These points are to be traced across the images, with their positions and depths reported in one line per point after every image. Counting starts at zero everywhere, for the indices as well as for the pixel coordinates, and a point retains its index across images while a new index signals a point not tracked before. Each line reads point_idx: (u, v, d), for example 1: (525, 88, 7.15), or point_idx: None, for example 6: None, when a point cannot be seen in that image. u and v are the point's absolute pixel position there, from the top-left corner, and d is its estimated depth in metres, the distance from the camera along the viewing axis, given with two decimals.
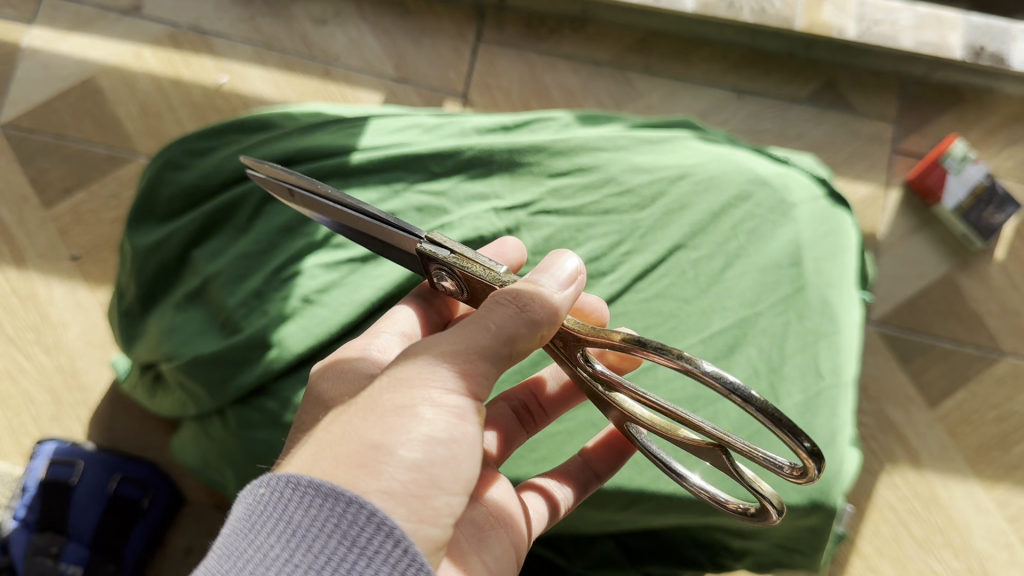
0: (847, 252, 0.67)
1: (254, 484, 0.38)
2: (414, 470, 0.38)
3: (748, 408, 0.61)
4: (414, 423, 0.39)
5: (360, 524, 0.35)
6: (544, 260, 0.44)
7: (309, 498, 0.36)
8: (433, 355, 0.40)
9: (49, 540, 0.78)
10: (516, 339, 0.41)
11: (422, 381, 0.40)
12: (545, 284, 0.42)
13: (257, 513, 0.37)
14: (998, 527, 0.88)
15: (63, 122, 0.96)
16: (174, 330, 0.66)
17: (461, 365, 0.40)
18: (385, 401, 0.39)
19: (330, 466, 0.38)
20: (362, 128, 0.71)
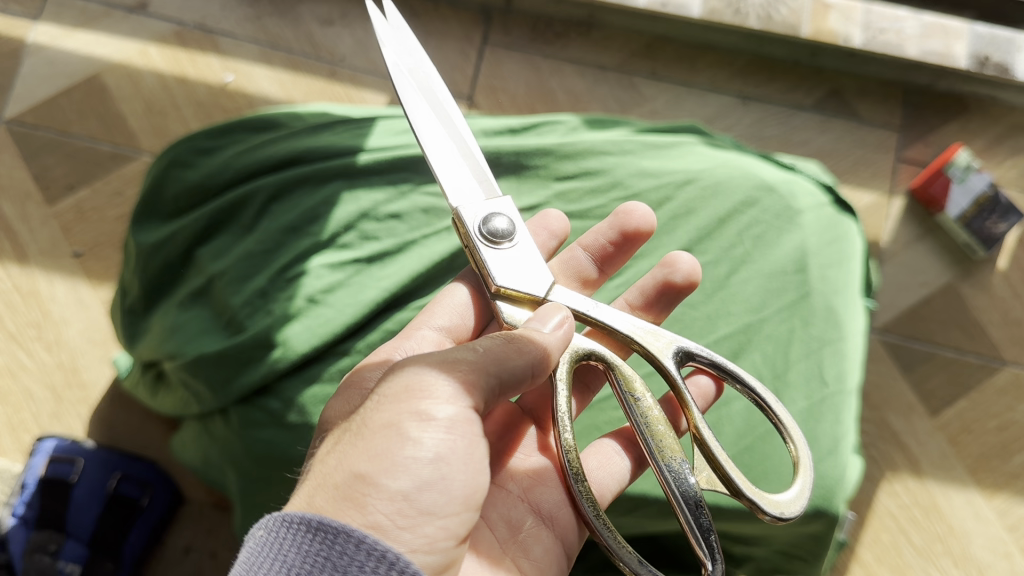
0: (852, 259, 0.67)
1: (252, 530, 0.40)
2: (404, 494, 0.39)
3: (752, 413, 0.61)
4: (400, 448, 0.40)
5: (350, 551, 0.36)
6: (542, 309, 0.47)
7: (301, 535, 0.37)
8: (415, 377, 0.42)
9: (46, 538, 0.78)
10: (507, 359, 0.43)
11: (408, 404, 0.41)
12: (545, 327, 0.45)
13: (254, 558, 0.39)
14: (998, 536, 0.88)
15: (67, 118, 0.95)
16: (178, 329, 0.66)
17: (451, 385, 0.41)
18: (372, 429, 0.41)
19: (321, 501, 0.39)
20: (369, 129, 0.71)
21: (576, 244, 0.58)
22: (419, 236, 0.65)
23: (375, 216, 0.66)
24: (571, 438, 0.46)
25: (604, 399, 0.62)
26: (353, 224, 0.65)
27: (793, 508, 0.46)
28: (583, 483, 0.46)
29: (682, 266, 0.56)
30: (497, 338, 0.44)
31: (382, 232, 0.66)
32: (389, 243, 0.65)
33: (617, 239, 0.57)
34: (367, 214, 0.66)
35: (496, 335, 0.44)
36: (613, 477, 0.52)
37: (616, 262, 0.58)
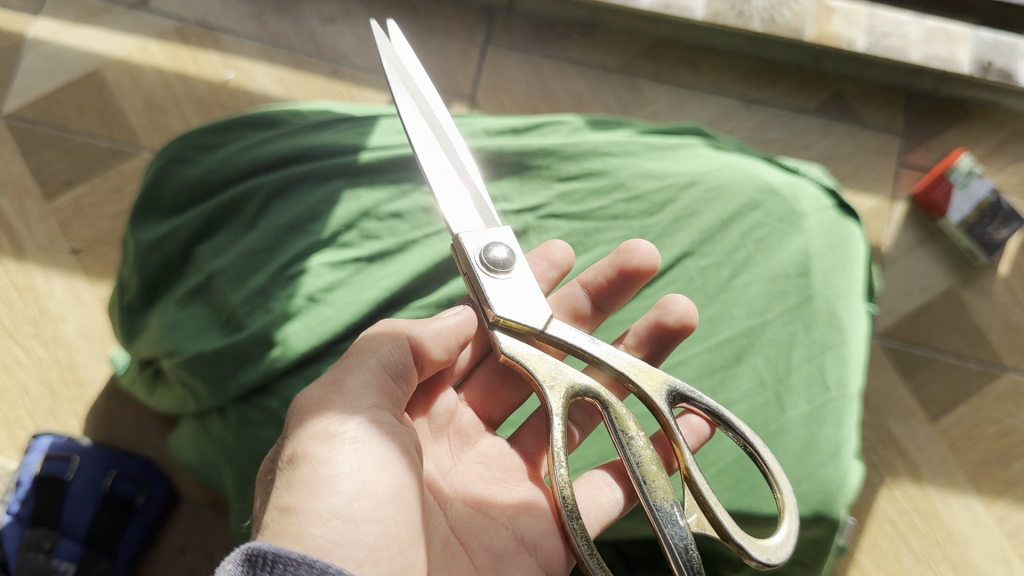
0: (856, 263, 0.67)
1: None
2: (336, 510, 0.41)
3: (753, 417, 0.61)
4: (320, 473, 0.42)
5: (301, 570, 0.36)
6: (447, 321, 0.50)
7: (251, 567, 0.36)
8: (313, 407, 0.45)
9: (42, 536, 0.77)
10: (385, 360, 0.47)
11: (314, 431, 0.44)
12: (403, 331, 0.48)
13: None
14: (998, 543, 0.88)
15: (67, 114, 0.95)
16: (176, 326, 0.65)
17: (343, 402, 0.45)
18: (290, 469, 0.43)
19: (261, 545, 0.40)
20: (371, 127, 0.70)
21: (576, 281, 0.58)
22: (420, 235, 0.65)
23: (376, 215, 0.65)
24: (566, 473, 0.46)
25: None
26: (353, 222, 0.65)
27: (781, 553, 0.45)
28: (576, 520, 0.45)
29: (676, 308, 0.56)
30: (369, 348, 0.47)
31: (382, 231, 0.65)
32: (389, 242, 0.64)
33: (614, 276, 0.57)
34: (368, 213, 0.65)
35: (364, 346, 0.47)
36: (603, 509, 0.51)
37: (613, 302, 0.58)
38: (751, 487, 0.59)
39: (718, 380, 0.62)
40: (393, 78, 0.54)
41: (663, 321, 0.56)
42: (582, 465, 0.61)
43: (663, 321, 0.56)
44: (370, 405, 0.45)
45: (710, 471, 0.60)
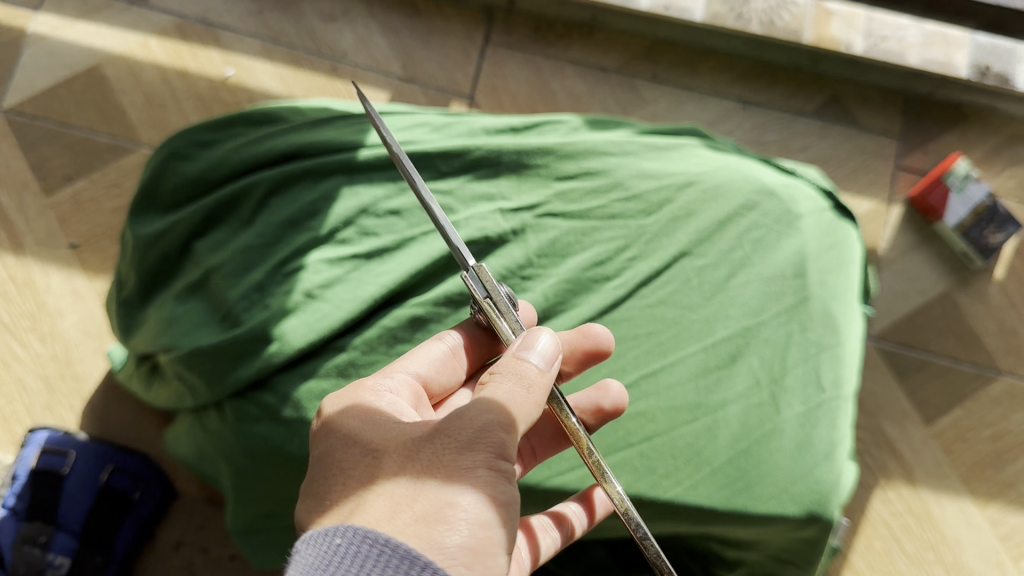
0: (850, 264, 0.68)
1: (328, 532, 0.39)
2: (482, 532, 0.41)
3: (748, 416, 0.61)
4: (478, 485, 0.42)
5: None
6: (525, 335, 0.47)
7: (386, 557, 0.37)
8: (479, 419, 0.43)
9: (38, 530, 0.77)
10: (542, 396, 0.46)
11: (480, 441, 0.43)
12: (534, 353, 0.46)
13: (332, 563, 0.37)
14: (991, 545, 0.88)
15: (67, 109, 0.95)
16: (174, 321, 0.66)
17: (509, 426, 0.43)
18: (450, 460, 0.42)
19: (406, 518, 0.40)
20: (371, 124, 0.71)
21: None
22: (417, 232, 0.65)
23: (374, 212, 0.66)
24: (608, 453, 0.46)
25: None
26: (352, 219, 0.65)
27: None
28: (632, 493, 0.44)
29: (612, 392, 0.57)
30: (529, 377, 0.45)
31: (381, 228, 0.65)
32: (388, 239, 0.65)
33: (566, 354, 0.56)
34: (366, 210, 0.65)
35: (525, 372, 0.45)
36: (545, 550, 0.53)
37: (562, 373, 0.58)
38: (745, 486, 0.59)
39: (713, 379, 0.62)
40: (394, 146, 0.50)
41: (602, 407, 0.56)
42: (577, 462, 0.60)
43: (602, 406, 0.56)
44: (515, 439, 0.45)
45: (705, 469, 0.60)
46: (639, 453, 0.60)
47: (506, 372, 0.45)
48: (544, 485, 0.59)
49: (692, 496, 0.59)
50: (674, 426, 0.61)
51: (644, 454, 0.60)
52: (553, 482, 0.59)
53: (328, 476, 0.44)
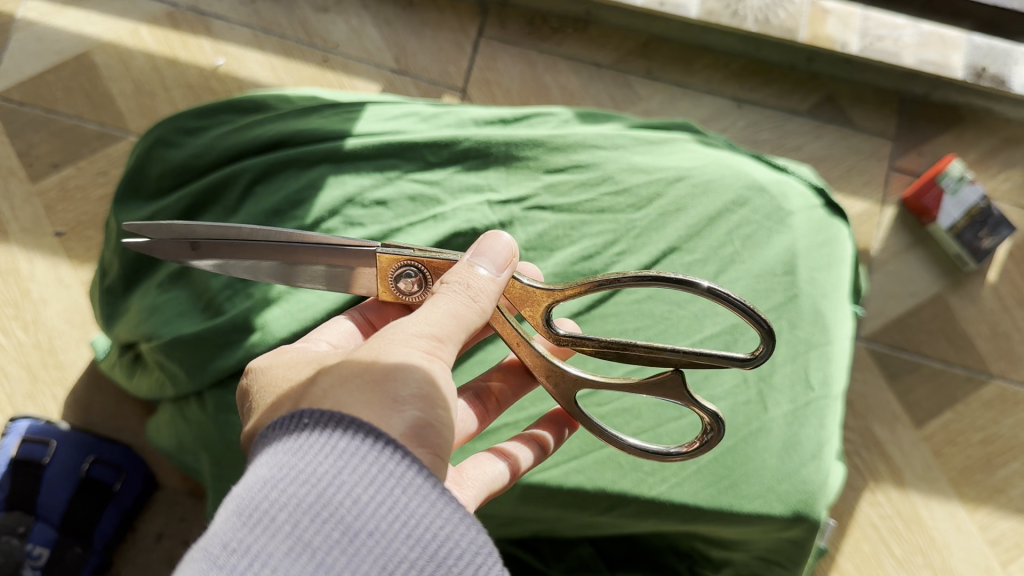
0: (842, 262, 0.67)
1: (296, 415, 0.39)
2: (417, 410, 0.41)
3: (734, 415, 0.61)
4: (419, 361, 0.42)
5: (398, 459, 0.37)
6: (478, 243, 0.48)
7: (353, 432, 0.38)
8: (418, 325, 0.44)
9: (16, 520, 0.77)
10: (487, 299, 0.46)
11: (419, 333, 0.43)
12: (485, 261, 0.47)
13: (303, 440, 0.38)
14: (980, 550, 0.88)
15: (55, 96, 0.94)
16: (156, 309, 0.65)
17: (448, 328, 0.44)
18: (391, 345, 0.43)
19: (348, 390, 0.40)
20: (358, 113, 0.70)
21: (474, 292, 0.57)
22: (405, 223, 0.64)
23: (361, 202, 0.64)
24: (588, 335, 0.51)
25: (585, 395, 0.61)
26: (338, 208, 0.64)
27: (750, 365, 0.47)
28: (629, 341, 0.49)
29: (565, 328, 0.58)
30: (477, 286, 0.46)
31: (366, 218, 0.64)
32: (373, 229, 0.63)
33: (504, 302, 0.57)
34: (352, 200, 0.64)
35: (474, 279, 0.46)
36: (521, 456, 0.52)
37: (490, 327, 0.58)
38: (731, 485, 0.59)
39: (701, 376, 0.62)
40: (196, 239, 0.51)
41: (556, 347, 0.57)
42: (563, 458, 0.60)
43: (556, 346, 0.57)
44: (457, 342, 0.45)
45: (691, 468, 0.60)
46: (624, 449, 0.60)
47: (453, 279, 0.46)
48: (527, 481, 0.59)
49: (677, 493, 0.59)
50: (661, 424, 0.60)
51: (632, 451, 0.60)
52: (536, 478, 0.59)
53: (272, 389, 0.45)
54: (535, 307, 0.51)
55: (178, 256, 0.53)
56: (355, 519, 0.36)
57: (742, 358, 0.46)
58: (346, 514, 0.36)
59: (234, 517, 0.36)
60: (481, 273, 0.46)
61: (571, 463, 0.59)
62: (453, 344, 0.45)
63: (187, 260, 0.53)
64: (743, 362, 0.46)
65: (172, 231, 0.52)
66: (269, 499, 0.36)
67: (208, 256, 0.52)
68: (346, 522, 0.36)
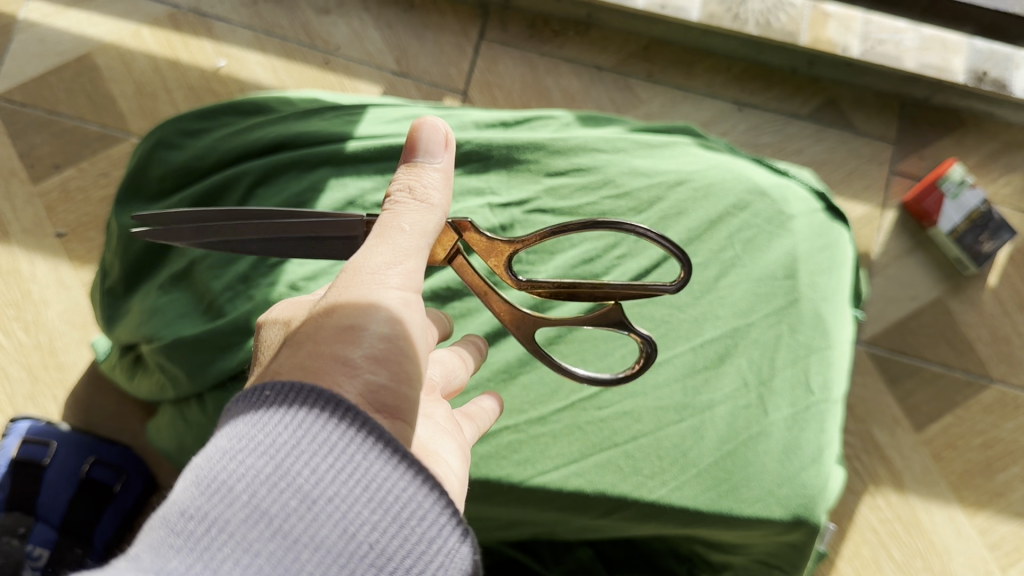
0: (843, 266, 0.67)
1: (254, 387, 0.34)
2: (384, 357, 0.37)
3: (735, 418, 0.61)
4: (385, 295, 0.39)
5: (360, 427, 0.33)
6: (412, 137, 0.44)
7: (312, 398, 0.33)
8: (376, 254, 0.40)
9: (16, 521, 0.77)
10: (440, 210, 0.43)
11: (381, 267, 0.40)
12: (426, 161, 0.43)
13: (259, 409, 0.33)
14: (979, 554, 0.88)
15: (56, 97, 0.94)
16: (156, 311, 0.65)
17: (407, 251, 0.41)
18: (354, 286, 0.39)
19: (312, 344, 0.37)
20: (360, 116, 0.70)
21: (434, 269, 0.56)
22: None
23: (362, 205, 0.64)
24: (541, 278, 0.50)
25: (585, 398, 0.61)
26: (339, 211, 0.64)
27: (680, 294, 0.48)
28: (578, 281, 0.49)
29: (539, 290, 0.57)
30: (428, 196, 0.43)
31: None
32: None
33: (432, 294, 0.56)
34: (354, 202, 0.64)
35: (421, 189, 0.43)
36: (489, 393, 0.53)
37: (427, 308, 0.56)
38: (731, 488, 0.59)
39: (701, 379, 0.62)
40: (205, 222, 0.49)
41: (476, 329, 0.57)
42: (561, 462, 0.59)
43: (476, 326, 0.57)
44: (418, 257, 0.41)
45: (690, 471, 0.60)
46: (624, 453, 0.60)
47: (401, 188, 0.43)
48: (526, 484, 0.58)
49: (677, 497, 0.59)
50: (660, 426, 0.60)
51: (631, 454, 0.60)
52: (536, 482, 0.58)
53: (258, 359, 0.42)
54: (499, 258, 0.51)
55: (186, 240, 0.50)
56: (313, 488, 0.32)
57: (672, 286, 0.47)
58: (303, 483, 0.32)
59: (186, 489, 0.32)
60: (425, 179, 0.43)
61: (570, 467, 0.59)
62: (418, 260, 0.41)
63: (195, 244, 0.50)
64: (673, 289, 0.47)
65: (181, 216, 0.50)
66: (221, 471, 0.32)
67: (213, 235, 0.49)
68: (303, 491, 0.31)
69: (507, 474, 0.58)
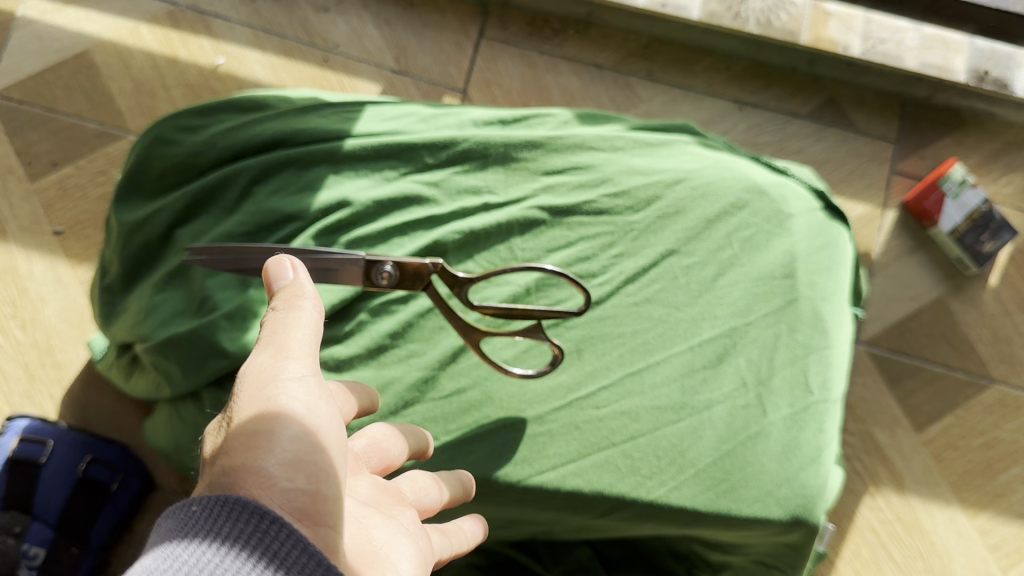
0: (842, 266, 0.67)
1: (187, 502, 0.36)
2: (295, 468, 0.39)
3: (733, 418, 0.61)
4: (287, 409, 0.41)
5: (283, 539, 0.34)
6: (270, 270, 0.47)
7: (236, 513, 0.35)
8: (269, 372, 0.42)
9: (13, 520, 0.77)
10: (318, 316, 0.45)
11: (276, 383, 0.42)
12: (290, 278, 0.46)
13: (189, 526, 0.35)
14: (980, 555, 0.88)
15: (54, 95, 0.94)
16: (154, 309, 0.65)
17: (299, 364, 0.43)
18: (254, 408, 0.41)
19: (223, 470, 0.38)
20: (358, 114, 0.70)
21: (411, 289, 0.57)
22: (401, 224, 0.63)
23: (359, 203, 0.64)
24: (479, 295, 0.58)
25: (582, 397, 0.60)
26: (335, 208, 0.63)
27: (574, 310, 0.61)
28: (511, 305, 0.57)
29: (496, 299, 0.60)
30: (304, 308, 0.45)
31: (364, 219, 0.64)
32: (370, 230, 0.63)
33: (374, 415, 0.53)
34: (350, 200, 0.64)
35: (296, 302, 0.45)
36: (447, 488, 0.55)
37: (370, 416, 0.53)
38: (729, 489, 0.59)
39: (698, 380, 0.62)
40: None
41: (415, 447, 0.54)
42: (559, 461, 0.59)
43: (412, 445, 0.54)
44: (311, 362, 0.43)
45: (688, 472, 0.59)
46: (621, 452, 0.59)
47: (276, 307, 0.45)
48: (524, 484, 0.58)
49: (675, 497, 0.59)
50: (658, 426, 0.60)
51: (629, 454, 0.59)
52: (533, 481, 0.58)
53: None
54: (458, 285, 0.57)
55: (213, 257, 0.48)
56: None
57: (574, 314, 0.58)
58: None
59: None
60: (298, 291, 0.45)
61: (568, 466, 0.58)
62: (313, 369, 0.43)
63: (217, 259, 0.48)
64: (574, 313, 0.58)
65: None
66: None
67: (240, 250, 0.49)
68: None
69: (505, 474, 0.58)
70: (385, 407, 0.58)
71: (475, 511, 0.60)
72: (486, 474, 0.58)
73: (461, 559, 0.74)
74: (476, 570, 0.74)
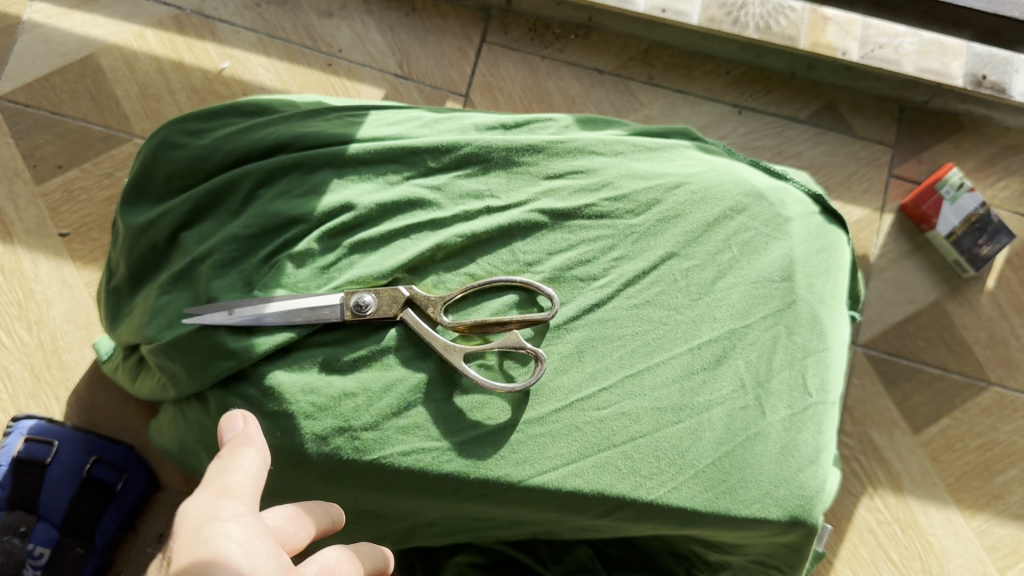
0: (839, 269, 0.69)
1: None
2: None
3: (732, 419, 0.62)
4: (225, 552, 0.39)
5: None
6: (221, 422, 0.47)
7: None
8: (208, 518, 0.41)
9: (19, 519, 0.77)
10: (265, 461, 0.45)
11: (215, 526, 0.40)
12: (241, 427, 0.46)
13: None
14: (977, 556, 0.88)
15: (60, 98, 0.95)
16: (159, 311, 0.66)
17: (240, 507, 0.42)
18: (190, 555, 0.39)
19: None
20: (362, 119, 0.71)
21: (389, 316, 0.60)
22: (403, 227, 0.64)
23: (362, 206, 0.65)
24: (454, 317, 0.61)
25: (583, 398, 0.61)
26: (338, 211, 0.64)
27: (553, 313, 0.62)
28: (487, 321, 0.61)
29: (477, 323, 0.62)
30: (248, 454, 0.44)
31: (366, 222, 0.64)
32: (373, 233, 0.64)
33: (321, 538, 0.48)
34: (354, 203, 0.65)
35: (242, 448, 0.44)
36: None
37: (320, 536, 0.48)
38: (728, 489, 0.60)
39: (698, 381, 0.62)
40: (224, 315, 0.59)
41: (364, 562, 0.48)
42: (559, 463, 0.59)
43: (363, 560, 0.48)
44: (250, 504, 0.42)
45: (688, 472, 0.60)
46: (622, 453, 0.60)
47: (221, 454, 0.45)
48: (525, 484, 0.58)
49: (675, 497, 0.59)
50: (658, 427, 0.61)
51: (629, 454, 0.60)
52: (535, 481, 0.58)
53: None
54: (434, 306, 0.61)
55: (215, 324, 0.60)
56: None
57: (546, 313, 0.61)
58: None
59: None
60: (243, 438, 0.45)
61: (570, 466, 0.59)
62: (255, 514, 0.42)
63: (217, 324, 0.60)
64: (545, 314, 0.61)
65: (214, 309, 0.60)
66: None
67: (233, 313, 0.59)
68: None
69: (507, 474, 0.58)
70: (388, 407, 0.59)
71: (477, 510, 0.61)
72: (488, 474, 0.58)
73: (462, 558, 0.75)
74: (476, 569, 0.75)
